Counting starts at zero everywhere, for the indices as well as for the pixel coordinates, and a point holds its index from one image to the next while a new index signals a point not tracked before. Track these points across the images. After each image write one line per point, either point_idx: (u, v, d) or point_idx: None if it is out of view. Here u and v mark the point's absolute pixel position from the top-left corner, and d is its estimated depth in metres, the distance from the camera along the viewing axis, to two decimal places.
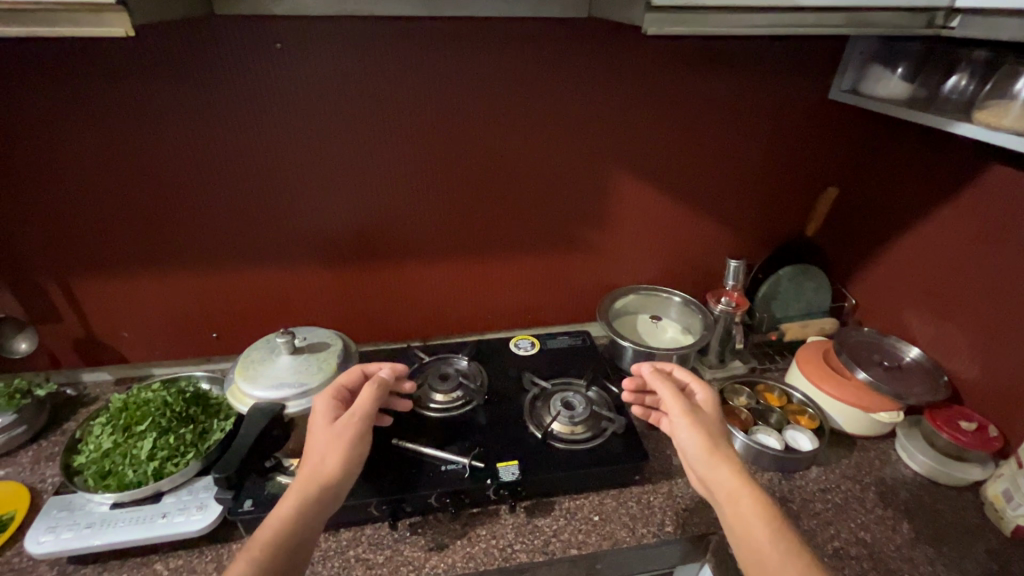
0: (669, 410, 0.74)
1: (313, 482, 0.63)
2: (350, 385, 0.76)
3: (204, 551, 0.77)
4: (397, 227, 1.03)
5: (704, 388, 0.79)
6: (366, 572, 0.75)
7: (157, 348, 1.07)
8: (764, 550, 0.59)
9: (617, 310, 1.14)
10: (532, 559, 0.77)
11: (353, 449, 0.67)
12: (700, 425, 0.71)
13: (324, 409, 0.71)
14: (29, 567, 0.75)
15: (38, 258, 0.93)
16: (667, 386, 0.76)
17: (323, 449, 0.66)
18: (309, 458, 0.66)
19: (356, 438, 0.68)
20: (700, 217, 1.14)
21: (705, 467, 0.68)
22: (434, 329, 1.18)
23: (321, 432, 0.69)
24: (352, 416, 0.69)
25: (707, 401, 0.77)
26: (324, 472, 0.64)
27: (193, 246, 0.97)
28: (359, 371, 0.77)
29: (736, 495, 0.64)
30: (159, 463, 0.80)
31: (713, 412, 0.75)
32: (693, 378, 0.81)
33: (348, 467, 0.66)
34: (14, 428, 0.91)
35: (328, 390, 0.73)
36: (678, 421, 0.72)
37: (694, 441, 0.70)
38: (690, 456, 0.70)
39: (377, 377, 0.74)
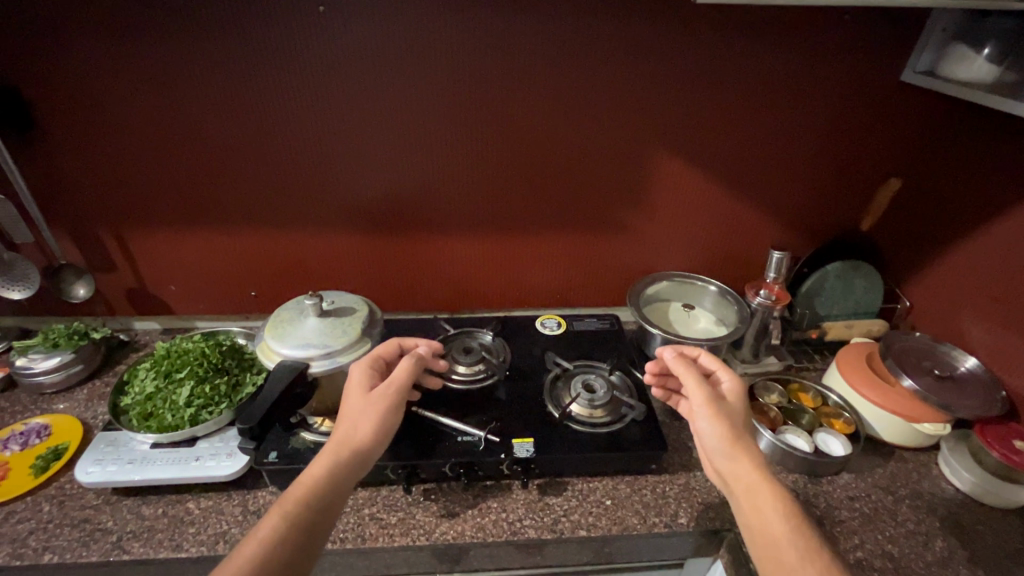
0: (690, 397, 0.71)
1: (346, 447, 0.66)
2: (386, 357, 0.78)
3: (232, 495, 0.82)
4: (430, 198, 1.03)
5: (731, 377, 0.75)
6: (379, 531, 0.77)
7: (201, 302, 1.13)
8: (781, 546, 0.57)
9: (649, 296, 1.10)
10: (540, 535, 0.77)
11: (385, 419, 0.70)
12: (723, 415, 0.69)
13: (361, 377, 0.73)
14: (79, 494, 0.82)
15: (96, 210, 0.99)
16: (691, 373, 0.73)
17: (357, 416, 0.69)
18: (344, 422, 0.68)
19: (389, 408, 0.71)
20: (746, 204, 1.08)
21: (725, 459, 0.66)
22: (462, 302, 1.19)
23: (357, 397, 0.71)
24: (389, 385, 0.72)
25: (733, 392, 0.74)
26: (358, 436, 0.67)
27: (236, 207, 1.01)
28: (396, 344, 0.80)
29: (755, 489, 0.62)
30: (196, 410, 0.85)
31: (738, 404, 0.72)
32: (719, 366, 0.78)
33: (380, 436, 0.69)
34: (72, 366, 0.99)
35: (366, 360, 0.75)
36: (699, 410, 0.70)
37: (716, 432, 0.67)
38: (708, 446, 0.68)
39: (415, 354, 0.77)
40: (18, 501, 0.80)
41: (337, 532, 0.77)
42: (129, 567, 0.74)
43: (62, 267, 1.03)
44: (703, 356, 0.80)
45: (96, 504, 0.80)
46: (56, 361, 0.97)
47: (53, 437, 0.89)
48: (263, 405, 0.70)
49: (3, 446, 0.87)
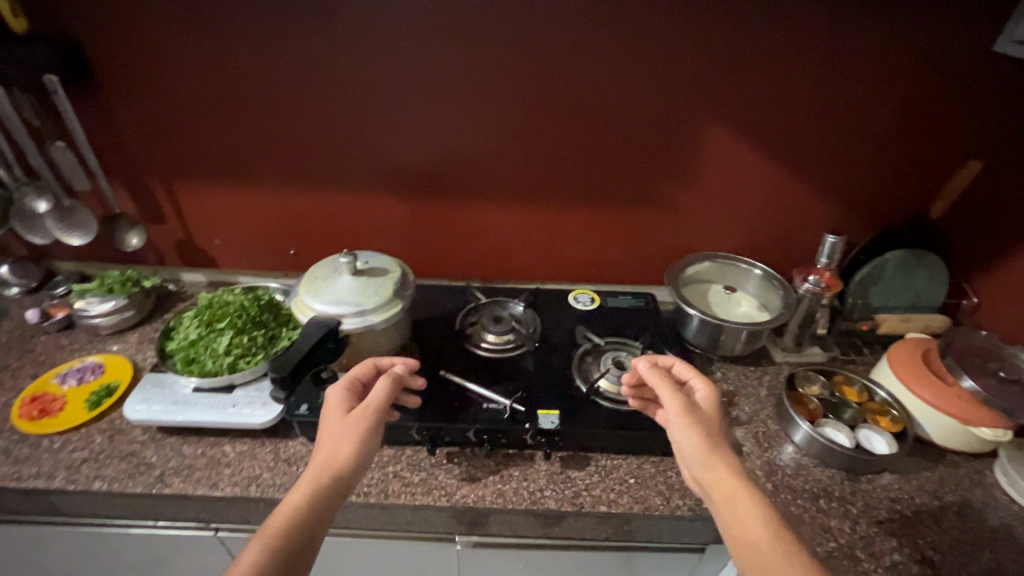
0: (666, 408, 0.69)
1: (325, 472, 0.63)
2: (362, 378, 0.74)
3: (265, 443, 0.85)
4: (469, 163, 1.02)
5: (704, 384, 0.73)
6: (401, 489, 0.79)
7: (242, 257, 1.16)
8: (762, 553, 0.56)
9: (689, 276, 1.06)
10: (559, 507, 0.77)
11: (365, 442, 0.66)
12: (699, 424, 0.67)
13: (337, 400, 0.70)
14: (127, 429, 0.87)
15: (149, 162, 1.02)
16: (666, 385, 0.70)
17: (336, 438, 0.66)
18: (323, 447, 0.65)
19: (369, 429, 0.67)
20: (801, 183, 1.01)
21: (702, 470, 0.64)
22: (495, 272, 1.17)
23: (335, 420, 0.68)
24: (365, 406, 0.68)
25: (706, 400, 0.72)
26: (338, 459, 0.64)
27: (279, 164, 1.02)
28: (371, 363, 0.75)
29: (733, 498, 0.60)
30: (234, 359, 0.88)
31: (711, 412, 0.70)
32: (693, 373, 0.76)
33: (360, 459, 0.65)
34: (125, 311, 1.04)
35: (343, 381, 0.71)
36: (674, 421, 0.68)
37: (692, 441, 0.65)
38: (686, 456, 0.66)
39: (392, 372, 0.73)
40: (74, 431, 0.86)
41: (362, 486, 0.79)
42: (170, 501, 0.79)
43: (117, 216, 1.08)
44: (677, 365, 0.77)
45: (142, 440, 0.85)
46: (111, 305, 1.03)
47: (106, 375, 0.95)
48: (291, 358, 0.70)
49: (62, 380, 0.94)
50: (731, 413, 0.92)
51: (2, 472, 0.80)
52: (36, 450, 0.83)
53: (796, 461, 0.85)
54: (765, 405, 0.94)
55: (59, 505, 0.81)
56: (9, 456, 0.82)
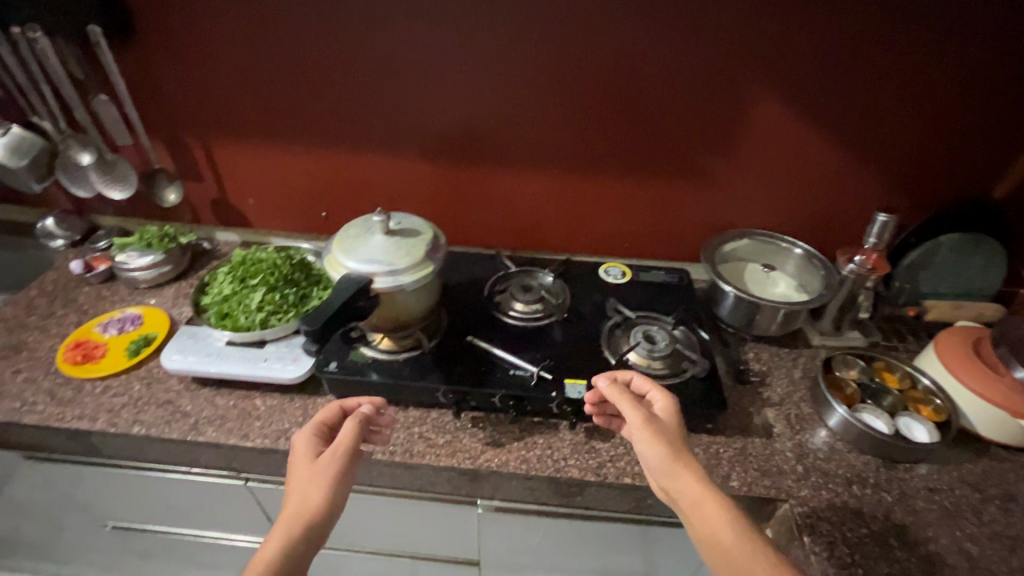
0: (628, 422, 0.67)
1: (297, 521, 0.59)
2: (330, 421, 0.71)
3: (294, 398, 0.87)
4: (503, 129, 0.99)
5: (662, 396, 0.71)
6: (426, 449, 0.80)
7: (275, 218, 1.17)
8: (730, 552, 0.56)
9: (726, 254, 1.02)
10: (583, 476, 0.77)
11: (338, 486, 0.62)
12: (662, 435, 0.65)
13: (304, 446, 0.67)
14: (164, 378, 0.89)
15: (187, 118, 1.02)
16: (626, 400, 0.68)
17: (305, 485, 0.62)
18: (292, 495, 0.61)
19: (340, 472, 0.63)
20: (852, 159, 0.96)
21: (669, 479, 0.62)
22: (525, 243, 1.15)
23: (304, 468, 0.64)
24: (333, 449, 0.65)
25: (666, 411, 0.69)
26: (309, 506, 0.60)
27: (314, 124, 1.02)
28: (336, 406, 0.73)
29: (700, 501, 0.59)
30: (266, 315, 0.89)
31: (672, 423, 0.68)
32: (651, 386, 0.73)
33: (334, 504, 0.62)
34: (161, 266, 1.07)
35: (309, 426, 0.69)
36: (638, 435, 0.65)
37: (656, 452, 0.63)
38: (652, 468, 0.64)
39: (359, 413, 0.70)
40: (115, 378, 0.89)
41: (387, 445, 0.80)
42: (204, 448, 0.81)
43: (156, 172, 1.09)
44: (635, 379, 0.75)
45: (178, 389, 0.88)
46: (149, 260, 1.06)
47: (145, 326, 0.98)
48: (324, 313, 0.67)
49: (103, 329, 0.97)
50: (763, 393, 0.90)
51: (48, 412, 0.83)
52: (79, 393, 0.86)
53: (829, 445, 0.82)
54: (799, 387, 0.91)
55: (100, 446, 0.84)
56: (54, 397, 0.85)
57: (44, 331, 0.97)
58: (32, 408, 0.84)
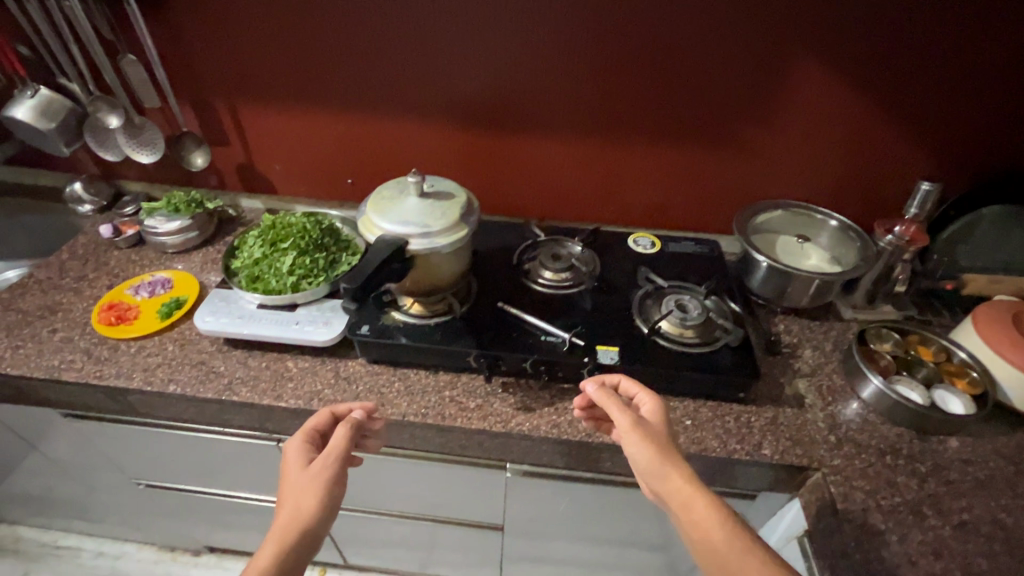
0: (616, 425, 0.64)
1: (291, 529, 0.58)
2: (319, 427, 0.70)
3: (325, 361, 0.87)
4: (535, 93, 0.98)
5: (650, 398, 0.68)
6: (457, 412, 0.80)
7: (301, 185, 1.16)
8: (724, 558, 0.54)
9: (759, 225, 1.00)
10: (614, 441, 0.77)
11: (331, 492, 0.62)
12: (651, 437, 0.62)
13: (297, 452, 0.66)
14: (196, 339, 0.90)
15: (215, 80, 1.01)
16: (613, 404, 0.65)
17: (297, 492, 0.61)
18: (285, 503, 0.60)
19: (334, 478, 0.63)
20: (893, 128, 0.93)
21: (657, 481, 0.59)
22: (553, 212, 1.14)
23: (296, 474, 0.63)
24: (325, 454, 0.64)
25: (654, 413, 0.67)
26: (303, 513, 0.59)
27: (342, 88, 1.01)
28: (328, 413, 0.72)
29: (690, 503, 0.57)
30: (297, 279, 0.89)
31: (660, 427, 0.65)
32: (639, 388, 0.71)
33: (328, 509, 0.61)
34: (189, 231, 1.07)
35: (300, 433, 0.68)
36: (626, 438, 0.62)
37: (646, 455, 0.60)
38: (641, 470, 0.61)
39: (350, 418, 0.69)
40: (149, 338, 0.90)
41: (420, 407, 0.81)
42: (238, 407, 0.82)
43: (183, 136, 1.09)
44: (623, 381, 0.72)
45: (211, 350, 0.89)
46: (177, 225, 1.06)
47: (175, 289, 0.99)
48: (362, 270, 0.66)
49: (135, 291, 0.97)
50: (794, 365, 0.89)
51: (86, 370, 0.85)
52: (115, 352, 0.88)
53: (861, 416, 0.82)
54: (831, 359, 0.91)
55: (136, 404, 0.86)
56: (91, 356, 0.87)
57: (77, 292, 0.99)
58: (70, 365, 0.85)
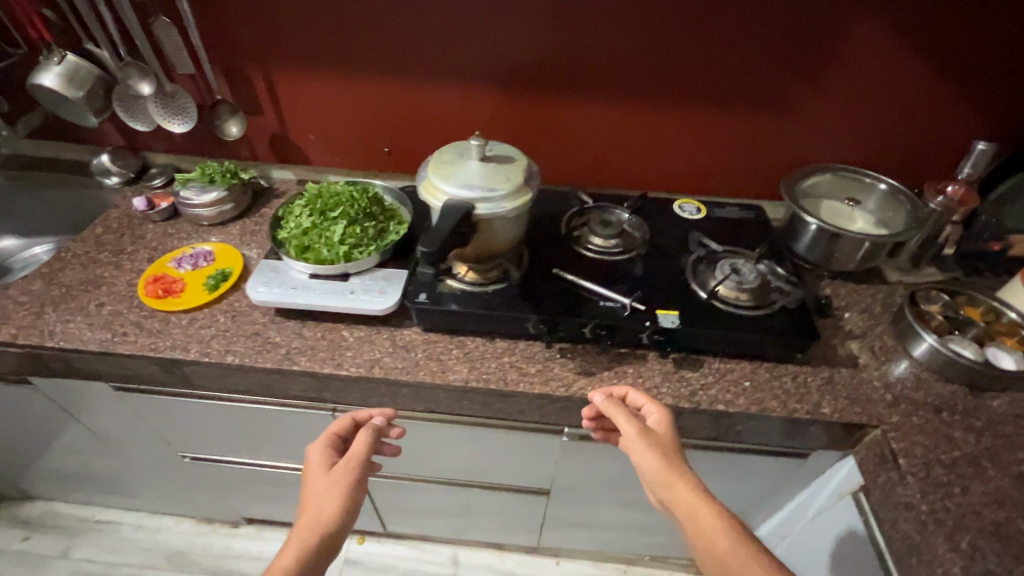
0: (624, 434, 0.67)
1: (313, 529, 0.63)
2: (340, 434, 0.76)
3: (381, 329, 0.87)
4: (584, 57, 0.96)
5: (657, 409, 0.71)
6: (519, 378, 0.81)
7: (336, 155, 1.14)
8: (725, 560, 0.58)
9: (807, 189, 1.00)
10: (676, 403, 0.78)
11: (352, 495, 0.67)
12: (656, 446, 0.66)
13: (319, 458, 0.72)
14: (247, 311, 0.89)
15: (249, 44, 0.98)
16: (622, 414, 0.68)
17: (320, 494, 0.66)
18: (308, 505, 0.65)
19: (353, 482, 0.68)
20: (946, 88, 0.93)
21: (664, 488, 0.63)
22: (592, 178, 1.13)
23: (319, 477, 0.69)
24: (348, 459, 0.70)
25: (661, 424, 0.70)
26: (324, 515, 0.64)
27: (382, 52, 0.98)
28: (349, 419, 0.77)
29: (695, 510, 0.61)
30: (348, 248, 0.88)
31: (666, 436, 0.68)
32: (645, 400, 0.73)
33: (349, 512, 0.67)
34: (225, 203, 1.05)
35: (322, 439, 0.74)
36: (634, 446, 0.66)
37: (652, 462, 0.64)
38: (649, 479, 0.65)
39: (371, 425, 0.74)
40: (198, 311, 0.89)
41: (482, 373, 0.81)
42: (298, 376, 0.82)
43: (217, 104, 1.06)
44: (630, 394, 0.74)
45: (263, 322, 0.88)
46: (213, 196, 1.03)
47: (218, 261, 0.97)
48: (440, 235, 0.66)
49: (177, 264, 0.96)
50: (845, 327, 0.90)
51: (141, 342, 0.84)
52: (167, 325, 0.87)
53: (914, 374, 0.83)
54: (879, 321, 0.92)
55: (192, 376, 0.85)
56: (143, 328, 0.86)
57: (118, 266, 0.97)
58: (124, 338, 0.84)
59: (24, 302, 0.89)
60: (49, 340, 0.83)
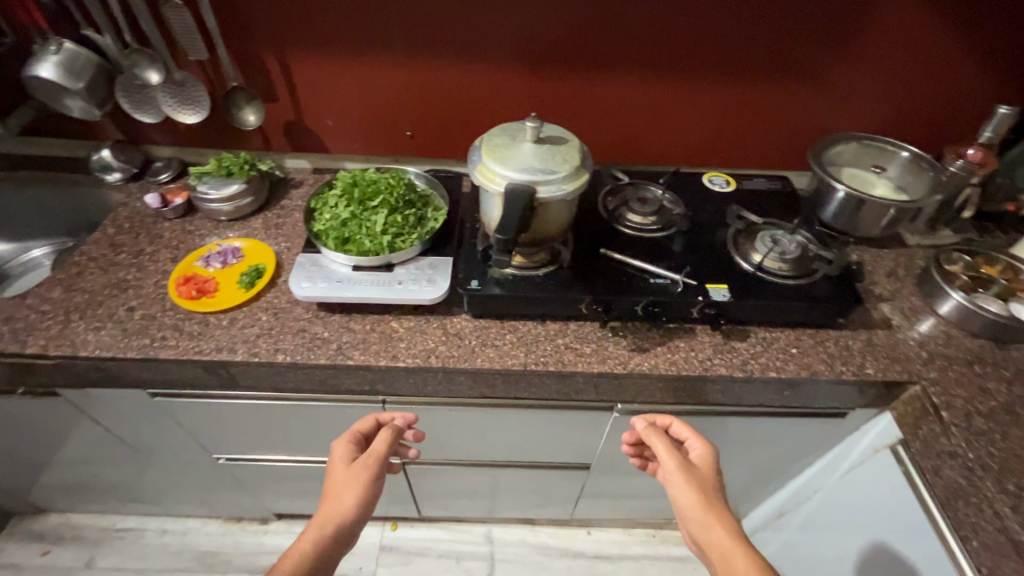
0: (663, 466, 0.70)
1: (331, 520, 0.65)
2: (364, 431, 0.77)
3: (430, 319, 0.86)
4: (615, 29, 0.94)
5: (700, 444, 0.74)
6: (576, 358, 0.82)
7: (355, 141, 1.10)
8: None
9: (832, 157, 1.02)
10: (731, 373, 0.81)
11: (368, 490, 0.69)
12: (695, 482, 0.68)
13: (341, 453, 0.73)
14: (289, 307, 0.87)
15: (264, 24, 0.93)
16: (660, 441, 0.72)
17: (339, 487, 0.69)
18: (330, 497, 0.68)
19: (370, 480, 0.70)
20: (965, 51, 0.95)
21: (698, 527, 0.65)
22: (619, 153, 1.13)
23: (339, 471, 0.71)
24: (366, 456, 0.71)
25: (703, 460, 0.72)
26: (342, 507, 0.67)
27: (405, 30, 0.94)
28: (372, 419, 0.79)
29: (727, 555, 0.62)
30: (391, 238, 0.87)
31: (708, 474, 0.70)
32: (691, 433, 0.76)
33: (365, 505, 0.68)
34: (244, 196, 1.00)
35: (346, 437, 0.75)
36: (672, 479, 0.69)
37: (688, 497, 0.66)
38: (684, 514, 0.67)
39: (393, 427, 0.75)
40: (236, 310, 0.86)
41: (539, 356, 0.82)
42: (353, 371, 0.81)
43: (230, 91, 1.01)
44: (675, 425, 0.78)
45: (308, 317, 0.86)
46: (233, 189, 0.99)
47: (248, 258, 0.94)
48: (511, 219, 0.67)
49: (205, 263, 0.92)
50: (875, 290, 0.94)
51: (182, 346, 0.81)
52: (207, 327, 0.83)
53: (944, 331, 0.88)
54: (906, 282, 0.96)
55: (240, 377, 0.83)
56: (183, 332, 0.83)
57: (141, 268, 0.92)
58: (164, 343, 0.81)
59: (47, 312, 0.84)
60: (83, 350, 0.80)
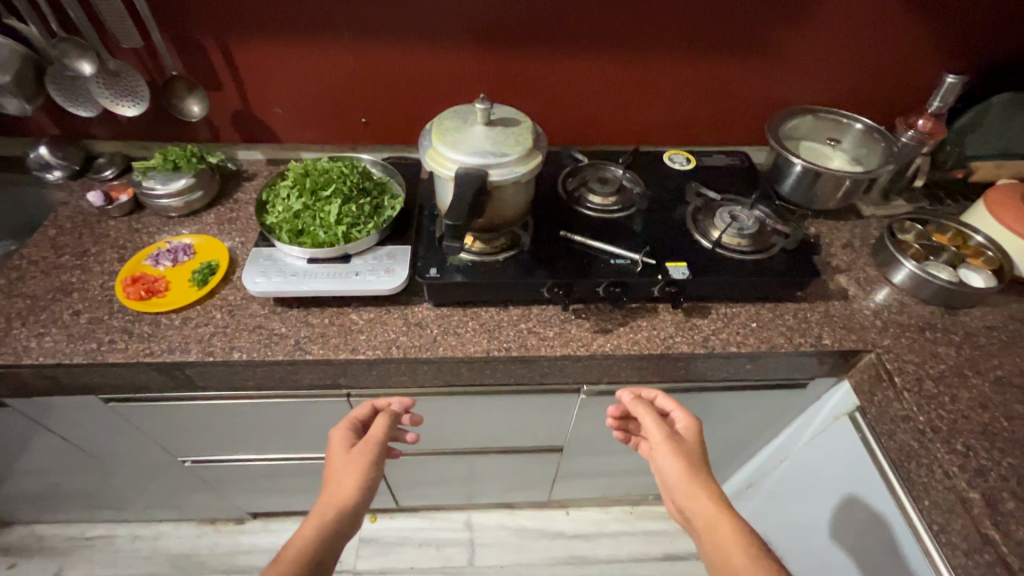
0: (651, 438, 0.70)
1: (332, 503, 0.64)
2: (360, 418, 0.76)
3: (391, 309, 0.85)
4: (566, 5, 0.92)
5: (684, 415, 0.74)
6: (539, 342, 0.81)
7: (307, 129, 1.07)
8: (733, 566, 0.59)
9: (788, 131, 1.03)
10: (692, 350, 0.81)
11: (367, 474, 0.67)
12: (681, 453, 0.68)
13: (339, 440, 0.72)
14: (244, 304, 0.85)
15: (200, 9, 0.88)
16: (648, 413, 0.72)
17: (341, 472, 0.67)
18: (331, 482, 0.67)
19: (371, 463, 0.68)
20: (913, 20, 0.96)
21: (686, 497, 0.66)
22: (579, 134, 1.12)
23: (339, 457, 0.70)
24: (365, 441, 0.70)
25: (689, 431, 0.72)
26: (343, 492, 0.65)
27: (349, 10, 0.91)
28: (369, 406, 0.78)
29: (714, 525, 0.63)
30: (346, 229, 0.85)
31: (692, 444, 0.71)
32: (674, 406, 0.77)
33: (366, 492, 0.67)
34: (193, 190, 0.96)
35: (344, 423, 0.74)
36: (659, 449, 0.69)
37: (674, 466, 0.67)
38: (670, 483, 0.68)
39: (388, 412, 0.75)
40: (188, 309, 0.83)
41: (502, 342, 0.81)
42: (313, 366, 0.79)
43: (171, 81, 0.96)
44: (660, 398, 0.78)
45: (264, 313, 0.84)
46: (180, 184, 0.95)
47: (200, 255, 0.91)
48: (461, 205, 0.66)
49: (155, 262, 0.89)
50: (832, 263, 0.96)
51: (132, 348, 0.78)
52: (158, 328, 0.81)
53: (897, 300, 0.90)
54: (861, 253, 0.98)
55: (196, 378, 0.81)
56: (133, 334, 0.80)
57: (86, 270, 0.89)
58: (113, 346, 0.78)
59: None
60: (26, 357, 0.76)
